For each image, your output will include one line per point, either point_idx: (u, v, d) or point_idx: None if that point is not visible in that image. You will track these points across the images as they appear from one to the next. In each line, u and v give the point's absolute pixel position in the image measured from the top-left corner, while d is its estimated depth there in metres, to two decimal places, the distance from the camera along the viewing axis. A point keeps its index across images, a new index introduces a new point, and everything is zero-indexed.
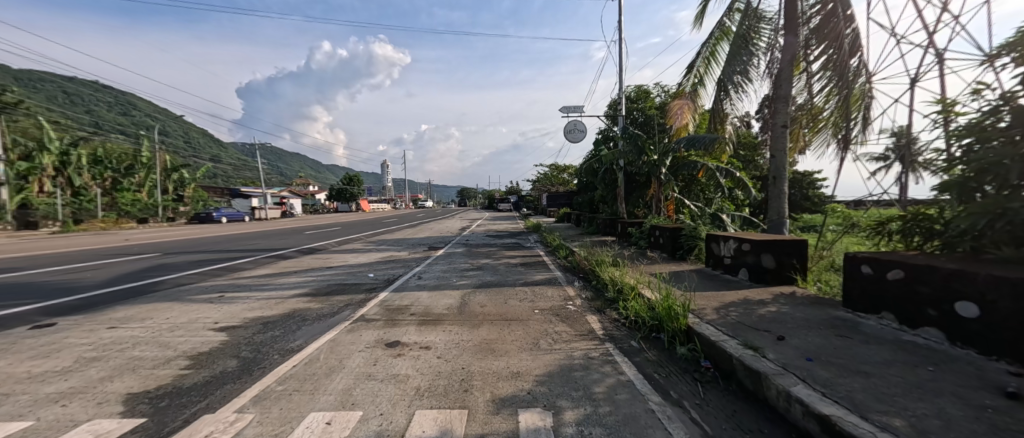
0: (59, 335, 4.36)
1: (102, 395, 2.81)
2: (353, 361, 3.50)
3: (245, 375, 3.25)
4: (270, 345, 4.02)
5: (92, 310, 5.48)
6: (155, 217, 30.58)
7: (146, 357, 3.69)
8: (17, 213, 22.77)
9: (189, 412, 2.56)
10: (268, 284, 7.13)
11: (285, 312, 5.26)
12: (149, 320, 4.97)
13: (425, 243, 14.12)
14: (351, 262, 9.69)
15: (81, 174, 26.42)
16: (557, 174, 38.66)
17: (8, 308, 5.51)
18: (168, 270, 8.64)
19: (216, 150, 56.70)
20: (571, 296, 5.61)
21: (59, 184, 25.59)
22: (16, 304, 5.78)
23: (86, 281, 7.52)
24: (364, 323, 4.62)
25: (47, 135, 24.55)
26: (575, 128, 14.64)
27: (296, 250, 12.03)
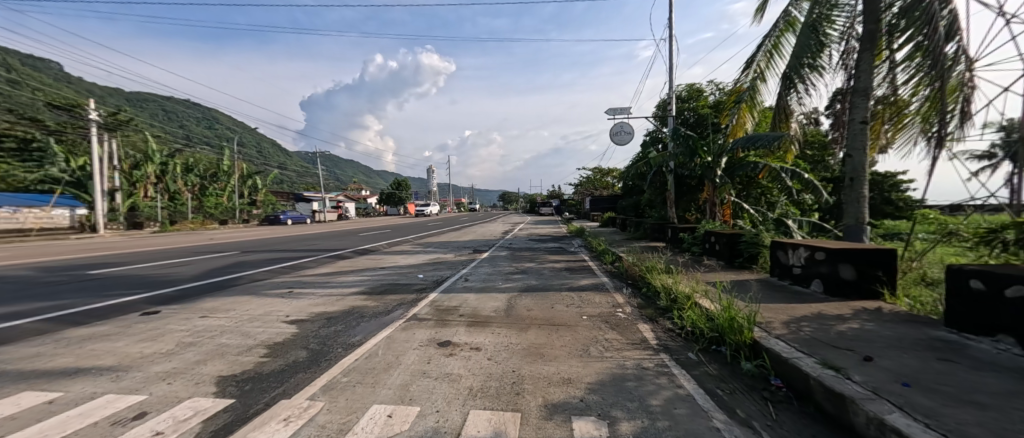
0: (161, 322, 4.98)
1: (197, 376, 3.17)
2: (408, 358, 3.65)
3: (314, 365, 3.51)
4: (333, 339, 4.29)
5: (187, 301, 6.23)
6: (233, 219, 34.08)
7: (232, 344, 4.12)
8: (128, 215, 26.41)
9: (269, 396, 2.81)
10: (329, 282, 7.68)
11: (345, 308, 5.61)
12: (232, 311, 5.54)
13: (469, 246, 14.42)
14: (401, 263, 10.16)
15: (175, 181, 30.02)
16: (601, 177, 37.82)
17: (122, 297, 6.43)
18: (245, 267, 9.59)
19: (284, 158, 62.25)
20: (621, 303, 5.44)
21: (159, 190, 29.27)
22: (128, 293, 6.70)
23: (180, 275, 8.56)
24: (417, 322, 4.81)
25: (151, 148, 28.17)
26: (621, 129, 14.23)
27: (352, 251, 12.80)
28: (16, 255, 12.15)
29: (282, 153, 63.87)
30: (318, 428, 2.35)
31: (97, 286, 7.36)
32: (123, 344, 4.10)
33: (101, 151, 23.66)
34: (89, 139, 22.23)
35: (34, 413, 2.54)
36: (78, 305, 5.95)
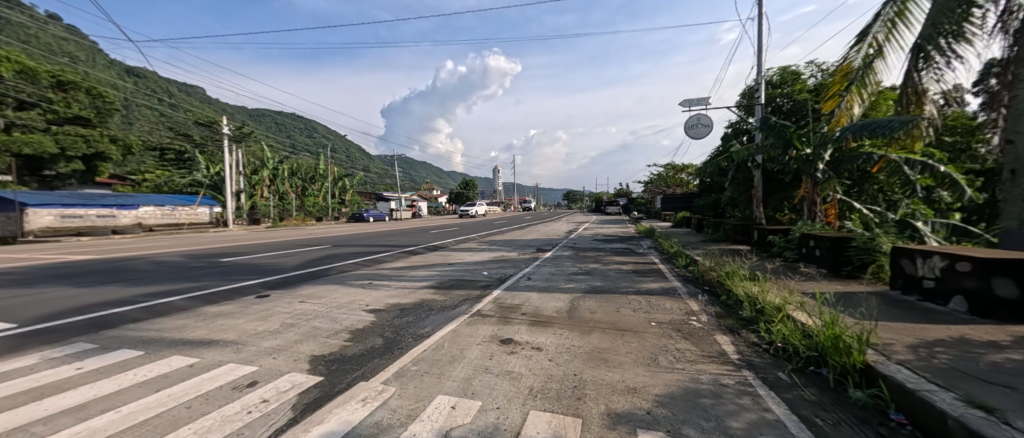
0: (268, 304, 5.74)
1: (295, 354, 3.76)
2: (471, 352, 3.71)
3: (387, 354, 3.73)
4: (404, 329, 4.54)
5: (288, 287, 7.08)
6: (327, 217, 38.17)
7: (322, 327, 4.56)
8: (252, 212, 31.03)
9: (350, 377, 3.28)
10: (404, 275, 8.21)
11: (416, 301, 5.95)
12: (323, 298, 6.17)
13: (533, 245, 14.46)
14: (468, 259, 10.50)
15: (285, 184, 34.24)
16: (673, 174, 35.57)
17: (240, 281, 7.52)
18: (334, 259, 10.65)
19: (366, 161, 68.14)
20: (696, 310, 5.00)
21: (273, 191, 33.62)
22: (245, 279, 7.82)
23: (284, 264, 9.78)
24: (481, 318, 4.90)
25: (266, 156, 32.53)
26: (699, 122, 13.17)
27: (423, 247, 13.56)
28: (169, 244, 14.90)
29: (364, 156, 70.02)
30: (390, 411, 2.71)
31: (223, 271, 8.73)
32: (240, 323, 4.82)
33: (232, 160, 28.09)
34: (223, 149, 26.51)
35: (180, 373, 3.37)
36: (210, 286, 7.12)
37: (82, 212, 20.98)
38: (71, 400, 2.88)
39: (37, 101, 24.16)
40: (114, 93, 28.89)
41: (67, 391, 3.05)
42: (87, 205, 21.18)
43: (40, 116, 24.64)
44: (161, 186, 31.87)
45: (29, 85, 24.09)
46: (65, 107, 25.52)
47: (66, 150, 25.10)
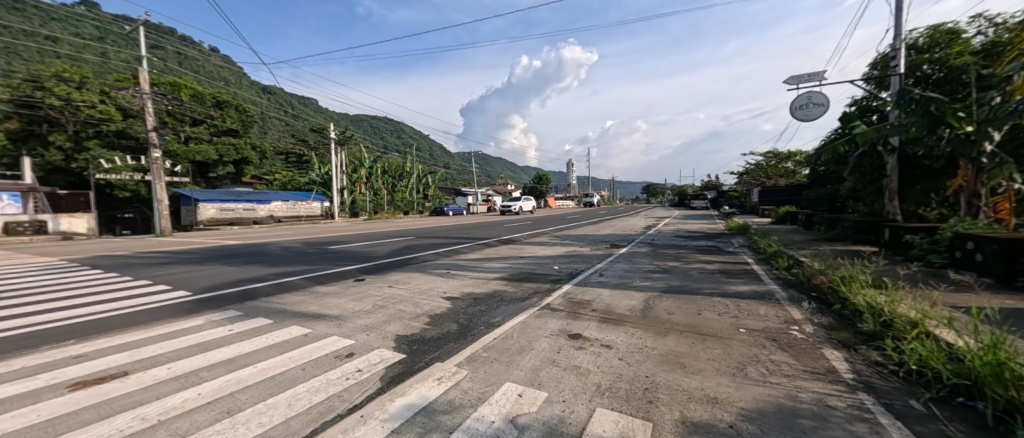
0: (363, 287, 6.44)
1: (383, 332, 4.30)
2: (540, 344, 3.71)
3: (459, 341, 3.93)
4: (477, 317, 4.71)
5: (378, 273, 7.83)
6: (412, 211, 41.28)
7: (404, 313, 4.96)
8: (351, 207, 34.81)
9: (428, 358, 3.56)
10: (478, 266, 8.56)
11: (489, 291, 6.15)
12: (406, 284, 6.71)
13: (608, 240, 14.02)
14: (540, 253, 10.55)
15: (378, 182, 37.74)
16: (776, 164, 31.41)
17: (341, 266, 8.52)
18: (417, 249, 11.48)
19: (445, 158, 71.91)
20: (798, 319, 4.38)
21: (370, 187, 37.23)
22: (344, 264, 8.84)
23: (376, 252, 10.82)
24: (550, 311, 4.88)
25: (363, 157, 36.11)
26: (810, 101, 11.49)
27: (497, 240, 13.93)
28: (290, 233, 17.40)
29: (443, 153, 73.86)
30: (462, 392, 2.86)
31: (330, 257, 9.96)
32: (342, 302, 5.53)
33: (336, 160, 31.79)
34: (331, 151, 30.08)
35: (298, 340, 4.09)
36: (320, 269, 8.20)
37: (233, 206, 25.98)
38: (225, 354, 3.73)
39: (204, 118, 29.87)
40: (251, 107, 34.51)
41: (223, 346, 3.92)
42: (236, 200, 26.10)
43: (206, 130, 30.41)
44: (285, 184, 37.23)
45: (199, 105, 29.79)
46: (221, 121, 31.27)
47: (223, 157, 31.04)
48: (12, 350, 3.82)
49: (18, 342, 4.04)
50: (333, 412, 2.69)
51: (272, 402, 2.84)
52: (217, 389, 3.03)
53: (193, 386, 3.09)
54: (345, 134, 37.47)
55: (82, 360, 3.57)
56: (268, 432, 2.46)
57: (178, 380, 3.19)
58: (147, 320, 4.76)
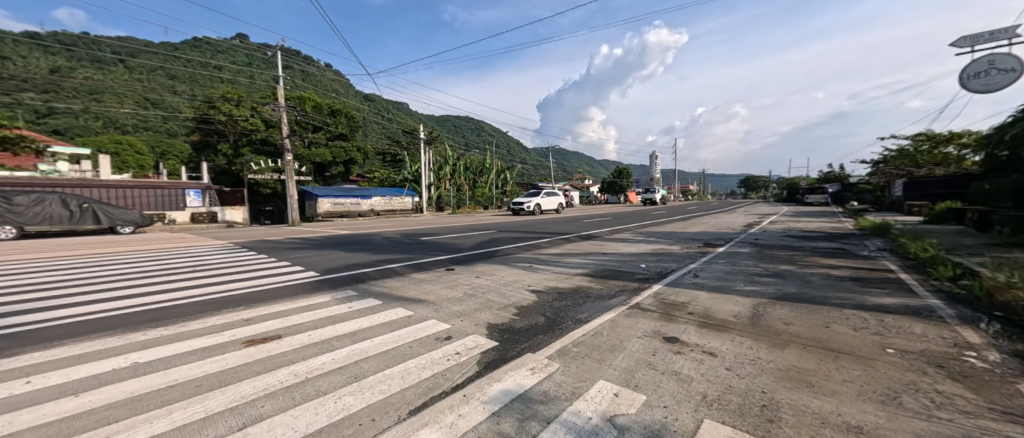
0: (453, 276, 6.86)
1: (476, 319, 4.53)
2: (633, 345, 3.55)
3: (549, 334, 3.96)
4: (564, 312, 4.68)
5: (465, 263, 8.27)
6: (491, 206, 42.79)
7: (493, 302, 5.17)
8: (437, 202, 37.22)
9: (519, 348, 3.64)
10: (560, 260, 8.53)
11: (574, 286, 6.07)
12: (492, 275, 6.97)
13: (702, 239, 12.82)
14: (624, 250, 10.11)
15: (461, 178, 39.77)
16: (933, 149, 25.20)
17: (433, 256, 9.21)
18: (499, 243, 11.84)
19: (524, 154, 72.98)
20: (973, 344, 3.49)
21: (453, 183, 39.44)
22: (435, 254, 9.52)
23: (462, 244, 11.44)
24: (640, 311, 4.63)
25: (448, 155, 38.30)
26: (991, 67, 9.09)
27: (577, 235, 13.69)
28: (388, 225, 19.33)
29: (522, 149, 75.07)
30: (556, 384, 2.86)
31: (422, 247, 10.82)
32: (436, 289, 5.98)
33: (425, 159, 34.26)
34: (421, 151, 32.49)
35: (403, 320, 4.51)
36: (414, 257, 8.94)
37: (343, 201, 29.88)
38: (348, 327, 4.29)
39: (322, 125, 34.83)
40: (357, 113, 39.00)
41: (346, 320, 4.52)
42: (344, 196, 29.89)
43: (324, 135, 35.45)
44: (383, 181, 41.38)
45: (318, 114, 34.83)
46: (335, 127, 36.05)
47: (335, 158, 35.95)
48: (205, 311, 4.90)
49: (208, 304, 5.17)
50: (439, 389, 2.92)
51: (389, 372, 3.20)
52: (346, 357, 3.51)
53: (328, 352, 3.63)
54: (433, 134, 40.16)
55: (250, 322, 4.43)
56: (388, 399, 2.80)
57: (317, 346, 3.77)
58: (289, 294, 5.70)
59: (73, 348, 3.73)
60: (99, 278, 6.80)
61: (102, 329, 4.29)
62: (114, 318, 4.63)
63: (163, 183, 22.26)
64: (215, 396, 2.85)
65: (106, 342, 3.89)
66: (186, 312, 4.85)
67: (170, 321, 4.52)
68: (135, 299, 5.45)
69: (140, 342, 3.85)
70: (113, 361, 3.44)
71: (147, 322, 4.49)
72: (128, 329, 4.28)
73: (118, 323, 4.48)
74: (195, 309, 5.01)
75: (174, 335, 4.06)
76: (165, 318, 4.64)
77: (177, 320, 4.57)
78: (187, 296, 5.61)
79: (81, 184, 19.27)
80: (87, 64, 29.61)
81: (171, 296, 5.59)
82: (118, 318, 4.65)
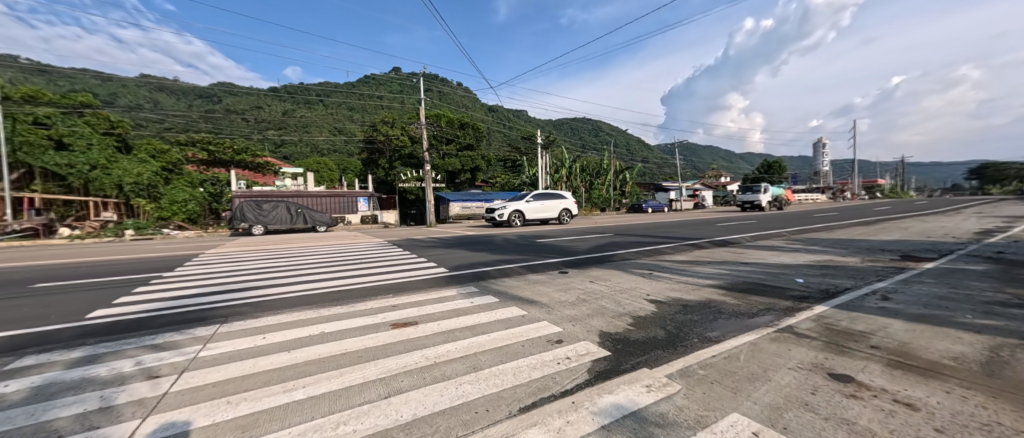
0: (567, 279, 6.72)
1: (588, 325, 4.30)
2: (783, 377, 2.85)
3: (671, 350, 3.50)
4: (690, 327, 4.09)
5: (579, 267, 8.06)
6: (609, 208, 41.28)
7: (607, 310, 4.86)
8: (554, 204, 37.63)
9: (634, 361, 3.30)
10: (688, 269, 7.58)
11: (703, 299, 5.26)
12: (607, 281, 6.59)
13: (891, 249, 9.88)
14: (772, 260, 8.41)
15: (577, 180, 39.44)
16: None
17: (548, 258, 9.24)
18: (618, 246, 11.24)
19: (647, 152, 68.54)
20: None
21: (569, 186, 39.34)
22: (551, 256, 9.54)
23: (577, 247, 11.24)
24: (794, 337, 3.73)
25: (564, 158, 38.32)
26: None
27: (710, 241, 12.08)
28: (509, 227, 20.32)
29: (645, 147, 70.62)
30: (676, 408, 2.48)
31: (538, 249, 10.97)
32: (548, 291, 5.94)
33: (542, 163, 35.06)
34: (538, 156, 33.30)
35: (518, 319, 4.59)
36: (530, 259, 9.10)
37: (470, 205, 32.89)
38: (469, 321, 4.56)
39: (453, 138, 39.32)
40: (481, 124, 42.41)
41: (468, 314, 4.83)
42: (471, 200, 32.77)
43: (455, 146, 39.94)
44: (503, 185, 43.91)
45: (449, 128, 39.34)
46: (463, 138, 40.30)
47: (464, 166, 39.98)
48: (368, 295, 5.89)
49: (368, 290, 6.21)
50: (548, 391, 2.83)
51: (503, 368, 3.26)
52: (466, 348, 3.73)
53: (451, 341, 3.92)
54: (550, 138, 40.79)
55: (396, 308, 5.13)
56: (501, 393, 2.84)
57: (443, 335, 4.12)
58: (425, 286, 6.43)
59: (288, 315, 4.91)
60: (301, 266, 8.80)
61: (304, 303, 5.53)
62: (311, 296, 5.93)
63: (343, 192, 28.05)
64: (368, 368, 3.37)
65: (306, 313, 5.00)
66: (355, 295, 5.93)
67: (344, 301, 5.57)
68: (321, 282, 6.89)
69: (326, 317, 4.84)
70: (308, 329, 4.38)
71: (330, 301, 5.61)
72: (319, 305, 5.43)
73: (314, 299, 5.71)
74: (361, 293, 6.07)
75: (346, 313, 4.98)
76: (342, 298, 5.75)
77: (350, 300, 5.62)
78: (356, 283, 6.82)
79: (297, 193, 25.86)
80: (297, 103, 39.27)
81: (344, 282, 6.91)
82: (313, 296, 5.93)
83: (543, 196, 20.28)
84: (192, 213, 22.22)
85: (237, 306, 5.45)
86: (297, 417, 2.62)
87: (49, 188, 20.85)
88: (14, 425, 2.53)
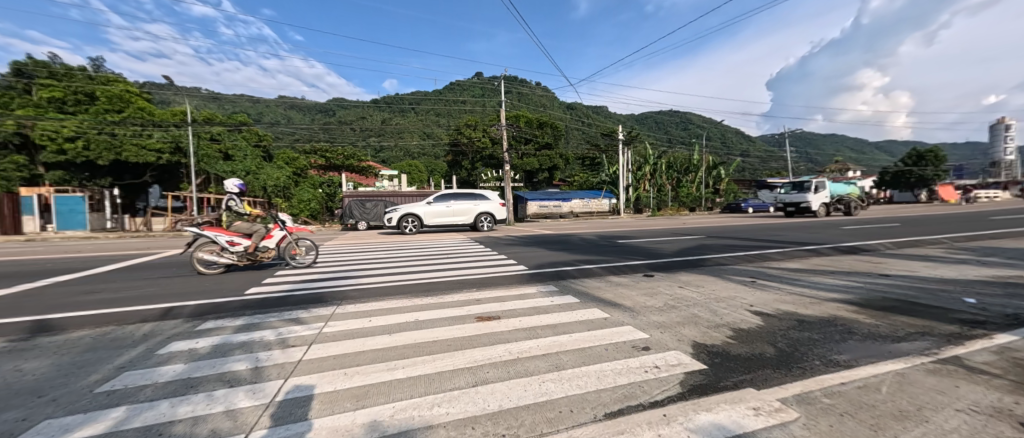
0: (653, 283, 6.29)
1: (679, 334, 3.96)
2: (945, 419, 2.27)
3: (785, 371, 3.04)
4: (809, 347, 3.50)
5: (668, 271, 7.48)
6: (700, 207, 37.86)
7: (702, 319, 4.41)
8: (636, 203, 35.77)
9: (738, 378, 2.95)
10: (802, 278, 6.55)
11: (825, 315, 4.48)
12: (701, 287, 6.00)
13: None
14: (922, 274, 6.83)
15: (661, 178, 36.84)
16: None
17: (632, 260, 8.77)
18: (712, 250, 10.21)
19: (747, 146, 61.37)
20: None
21: (653, 184, 37.09)
22: (635, 258, 9.03)
23: (665, 250, 10.47)
24: (959, 372, 2.96)
25: (647, 154, 36.12)
26: None
27: (830, 247, 10.30)
28: (588, 226, 19.85)
29: (745, 141, 63.38)
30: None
31: (619, 250, 10.48)
32: (633, 295, 5.62)
33: (623, 160, 33.63)
34: (619, 152, 31.95)
35: (601, 322, 4.42)
36: (611, 260, 8.73)
37: (547, 204, 32.98)
38: (550, 319, 4.53)
39: (531, 138, 40.02)
40: (560, 123, 42.25)
41: (549, 313, 4.80)
42: (547, 199, 33.00)
43: (533, 146, 40.56)
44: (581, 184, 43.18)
45: (528, 128, 40.09)
46: (541, 138, 40.74)
47: (541, 166, 40.59)
48: (455, 288, 6.23)
49: (455, 284, 6.57)
50: (636, 400, 2.65)
51: (587, 370, 3.16)
52: (549, 345, 3.71)
53: (532, 338, 3.93)
54: (632, 133, 38.87)
55: (480, 302, 5.31)
56: (585, 395, 2.75)
57: (525, 331, 4.14)
58: (506, 283, 6.57)
59: (389, 302, 5.42)
60: (396, 259, 9.66)
61: (401, 292, 6.06)
62: (407, 286, 6.48)
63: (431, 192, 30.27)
64: (457, 356, 3.53)
65: (403, 301, 5.46)
66: (444, 287, 6.31)
67: (434, 292, 5.97)
68: (414, 274, 7.49)
69: (420, 305, 5.22)
70: (405, 316, 4.78)
71: (423, 291, 6.06)
72: (414, 294, 5.89)
73: (409, 289, 6.22)
74: (448, 285, 6.44)
75: (436, 303, 5.33)
76: (432, 289, 6.16)
77: (439, 292, 6.00)
78: (445, 276, 7.27)
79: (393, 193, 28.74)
80: (392, 111, 43.27)
81: (432, 275, 7.39)
82: (408, 286, 6.47)
83: (451, 198, 16.99)
84: (314, 211, 26.01)
85: (348, 291, 6.19)
86: (400, 393, 2.85)
87: (219, 190, 26.41)
88: (206, 371, 3.17)
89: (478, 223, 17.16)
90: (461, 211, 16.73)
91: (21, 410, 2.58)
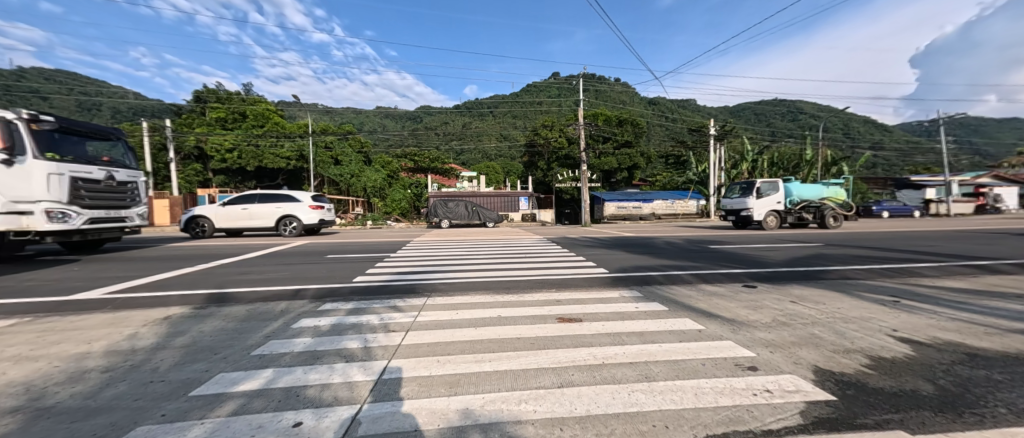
0: (758, 296, 5.56)
1: (796, 356, 3.43)
2: None
3: (952, 415, 2.43)
4: (989, 390, 2.75)
5: (776, 282, 6.57)
6: None
7: (826, 342, 3.76)
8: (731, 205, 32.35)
9: (883, 416, 2.44)
10: (967, 301, 5.22)
11: (1010, 351, 3.50)
12: (822, 304, 5.13)
13: None
14: None
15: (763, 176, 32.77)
16: None
17: (729, 268, 7.90)
18: (832, 261, 8.71)
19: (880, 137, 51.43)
20: None
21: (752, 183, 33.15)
22: (733, 266, 8.11)
23: (770, 258, 9.23)
24: None
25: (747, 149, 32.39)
26: None
27: (1007, 263, 8.08)
28: (675, 229, 18.47)
29: (876, 131, 53.23)
30: None
31: (711, 257, 9.50)
32: (734, 307, 5.04)
33: (715, 156, 30.67)
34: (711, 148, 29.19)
35: (695, 333, 4.04)
36: (704, 267, 7.95)
37: (628, 205, 31.55)
38: (637, 326, 4.28)
39: (610, 136, 38.76)
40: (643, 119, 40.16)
41: (635, 319, 4.52)
42: (628, 200, 31.55)
43: (612, 145, 39.24)
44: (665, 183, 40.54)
45: (608, 126, 38.92)
46: (621, 136, 39.18)
47: (621, 165, 39.10)
48: (534, 287, 6.25)
49: (534, 283, 6.60)
50: (745, 426, 2.35)
51: (682, 384, 2.90)
52: (638, 353, 3.50)
53: (618, 345, 3.74)
54: (727, 127, 35.25)
55: (561, 303, 5.25)
56: (683, 412, 2.52)
57: (609, 336, 3.97)
58: (586, 285, 6.39)
59: (474, 297, 5.67)
60: (477, 256, 10.06)
61: (484, 288, 6.29)
62: (488, 282, 6.70)
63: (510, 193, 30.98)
64: (541, 355, 3.52)
65: (486, 297, 5.66)
66: (524, 286, 6.38)
67: (515, 290, 6.07)
68: (495, 272, 7.72)
69: (503, 302, 5.35)
70: (490, 311, 4.93)
71: (504, 289, 6.20)
72: (496, 291, 6.06)
73: (491, 286, 6.43)
74: (528, 284, 6.50)
75: (517, 301, 5.41)
76: (513, 287, 6.28)
77: (519, 290, 6.09)
78: (524, 275, 7.35)
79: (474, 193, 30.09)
80: (474, 115, 45.42)
81: (511, 273, 7.54)
82: (490, 282, 6.69)
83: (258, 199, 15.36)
84: (403, 209, 28.17)
85: (437, 284, 6.62)
86: (489, 385, 2.94)
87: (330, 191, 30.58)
88: (327, 346, 3.64)
89: (281, 227, 15.18)
90: (262, 214, 14.96)
91: (205, 363, 3.23)
